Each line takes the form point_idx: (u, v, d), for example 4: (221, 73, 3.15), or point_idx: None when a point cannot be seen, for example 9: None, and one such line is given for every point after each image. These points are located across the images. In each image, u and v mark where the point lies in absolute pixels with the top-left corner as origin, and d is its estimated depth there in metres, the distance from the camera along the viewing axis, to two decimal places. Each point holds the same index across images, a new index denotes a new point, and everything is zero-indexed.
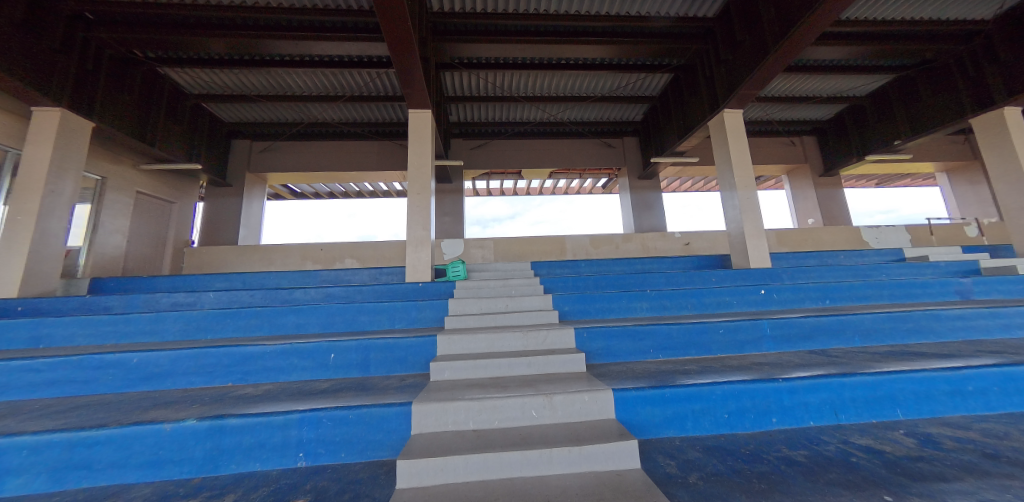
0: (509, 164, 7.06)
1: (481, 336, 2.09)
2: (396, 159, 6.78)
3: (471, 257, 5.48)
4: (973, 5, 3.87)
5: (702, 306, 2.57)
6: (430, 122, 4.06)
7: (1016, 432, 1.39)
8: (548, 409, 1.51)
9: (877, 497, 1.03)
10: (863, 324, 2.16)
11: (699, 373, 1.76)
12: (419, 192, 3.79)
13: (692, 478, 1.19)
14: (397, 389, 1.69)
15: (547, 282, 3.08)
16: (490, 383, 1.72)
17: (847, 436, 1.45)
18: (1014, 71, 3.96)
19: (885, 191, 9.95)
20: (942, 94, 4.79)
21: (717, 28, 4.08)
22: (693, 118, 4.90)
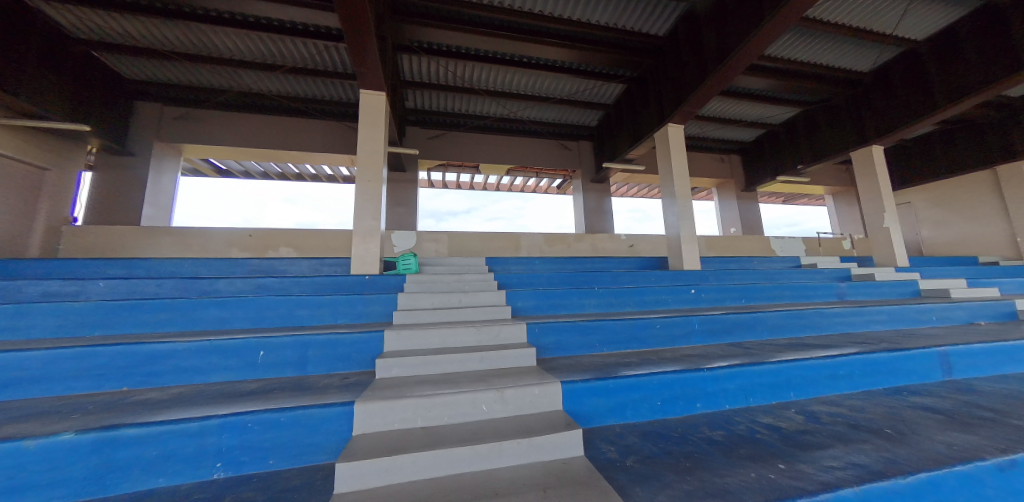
0: (466, 157, 6.95)
1: (432, 329, 2.05)
2: (342, 142, 6.27)
3: (424, 251, 5.29)
4: (855, 59, 4.72)
5: (644, 303, 2.80)
6: (384, 104, 3.82)
7: (872, 406, 1.74)
8: (499, 403, 1.53)
9: (774, 466, 1.23)
10: (770, 320, 2.52)
11: (638, 364, 1.93)
12: (372, 180, 3.56)
13: (629, 462, 1.30)
14: (338, 388, 1.58)
15: (502, 278, 3.11)
16: (442, 380, 1.70)
17: (755, 416, 1.70)
18: (882, 118, 4.95)
19: (787, 208, 11.65)
20: (833, 128, 5.76)
21: (667, 46, 4.40)
22: (643, 128, 5.24)
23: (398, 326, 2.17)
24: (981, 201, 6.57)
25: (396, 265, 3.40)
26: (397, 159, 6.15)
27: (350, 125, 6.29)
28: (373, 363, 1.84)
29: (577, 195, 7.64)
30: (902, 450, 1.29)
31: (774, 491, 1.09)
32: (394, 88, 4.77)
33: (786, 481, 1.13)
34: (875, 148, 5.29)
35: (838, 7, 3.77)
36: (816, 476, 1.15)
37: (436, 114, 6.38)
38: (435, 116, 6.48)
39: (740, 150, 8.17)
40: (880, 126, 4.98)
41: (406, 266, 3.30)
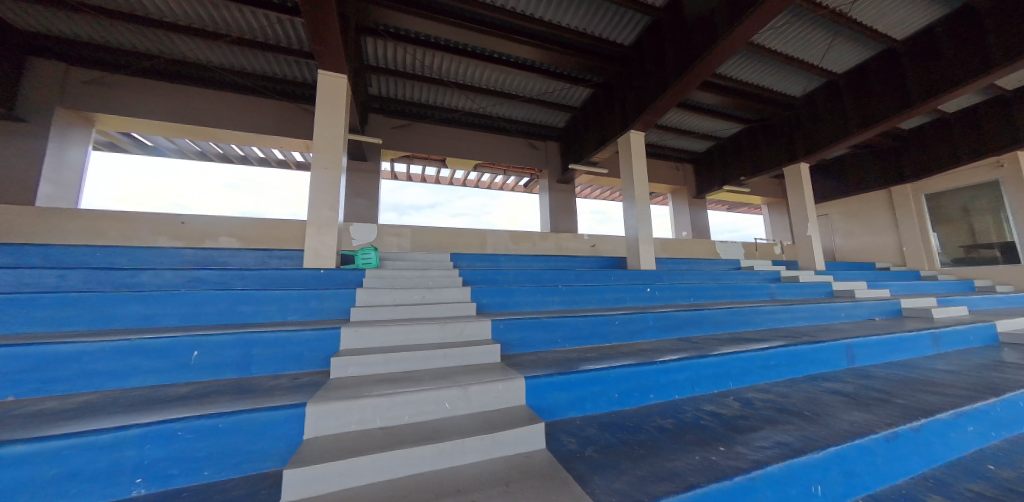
0: (432, 150, 6.75)
1: (393, 325, 1.97)
2: (296, 125, 5.81)
3: (386, 245, 5.08)
4: (789, 85, 5.29)
5: (605, 300, 2.93)
6: (345, 88, 3.60)
7: (795, 392, 1.98)
8: (463, 400, 1.52)
9: (715, 448, 1.36)
10: (714, 317, 2.76)
11: (599, 359, 2.01)
12: (330, 167, 3.34)
13: (589, 452, 1.36)
14: (288, 390, 1.47)
15: (467, 275, 3.09)
16: (403, 378, 1.65)
17: (700, 404, 1.85)
18: (810, 138, 5.60)
19: (728, 215, 12.81)
20: (770, 145, 6.40)
21: (631, 56, 4.62)
22: (607, 133, 5.45)
23: (356, 323, 2.06)
24: (878, 215, 7.74)
25: (355, 259, 3.24)
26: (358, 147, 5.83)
27: (305, 107, 5.84)
28: (328, 362, 1.73)
29: (543, 194, 7.77)
30: (816, 429, 1.48)
31: (716, 470, 1.20)
32: (356, 72, 4.50)
33: (725, 461, 1.25)
34: (801, 165, 6.03)
35: (777, 36, 4.20)
36: (749, 455, 1.28)
37: (401, 102, 6.12)
38: (400, 105, 6.22)
39: (692, 160, 8.78)
40: (808, 146, 5.63)
41: (366, 259, 3.15)
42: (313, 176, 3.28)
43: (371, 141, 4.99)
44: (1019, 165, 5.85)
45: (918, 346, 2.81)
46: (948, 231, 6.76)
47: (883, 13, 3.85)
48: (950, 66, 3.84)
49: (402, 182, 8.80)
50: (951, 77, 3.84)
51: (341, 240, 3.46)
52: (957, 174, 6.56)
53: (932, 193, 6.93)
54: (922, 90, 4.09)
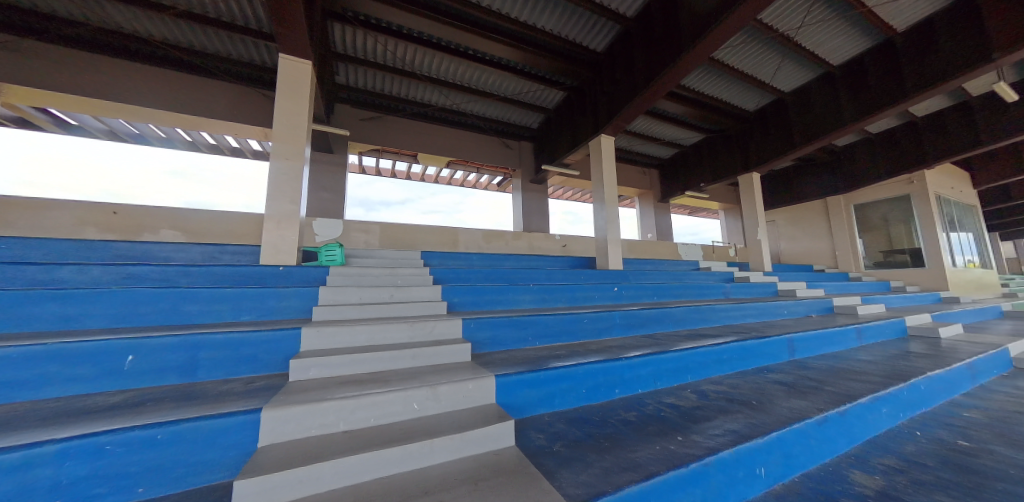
0: (403, 145, 6.58)
1: (360, 325, 1.91)
2: (254, 111, 5.43)
3: (352, 242, 4.90)
4: (745, 99, 5.69)
5: (574, 299, 3.02)
6: (310, 75, 3.42)
7: (744, 383, 2.14)
8: (432, 400, 1.51)
9: (674, 438, 1.45)
10: (675, 315, 2.92)
11: (567, 356, 2.07)
12: (293, 158, 3.18)
13: (557, 446, 1.41)
14: (242, 395, 1.39)
15: (437, 273, 3.05)
16: (370, 379, 1.60)
17: (661, 397, 1.96)
18: (764, 149, 6.04)
19: (689, 219, 13.55)
20: (729, 154, 6.85)
21: (603, 62, 4.76)
22: (580, 136, 5.58)
23: (320, 323, 1.98)
24: (816, 222, 8.48)
25: (319, 256, 3.10)
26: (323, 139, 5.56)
27: (264, 92, 5.47)
28: (288, 364, 1.65)
29: (516, 194, 7.80)
30: (762, 417, 1.62)
31: (674, 459, 1.28)
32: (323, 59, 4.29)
33: (682, 450, 1.34)
34: (754, 176, 6.65)
35: (734, 53, 4.51)
36: (704, 443, 1.38)
37: (370, 94, 5.91)
38: (370, 97, 6.01)
39: (657, 166, 9.16)
40: (762, 156, 6.08)
41: (331, 256, 3.02)
42: (274, 168, 3.10)
43: (339, 132, 4.78)
44: (925, 183, 6.78)
45: (846, 340, 3.15)
46: (871, 237, 7.62)
47: (823, 41, 4.27)
48: (878, 90, 4.31)
49: (370, 177, 8.50)
50: (878, 101, 4.32)
51: (303, 235, 3.29)
52: (876, 189, 7.50)
53: (859, 203, 7.76)
54: (855, 111, 4.57)
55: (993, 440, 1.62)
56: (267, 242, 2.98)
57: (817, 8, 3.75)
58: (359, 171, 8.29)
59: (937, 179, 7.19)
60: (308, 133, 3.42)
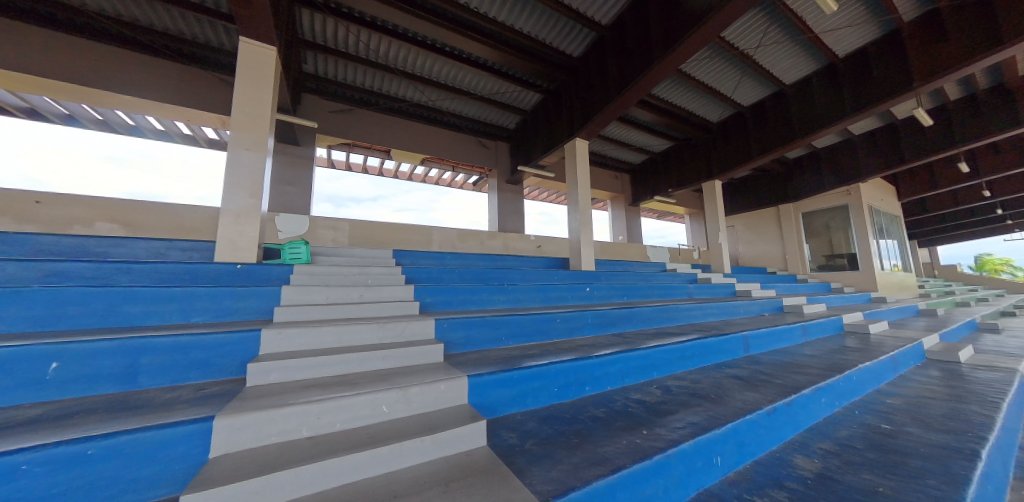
0: (375, 140, 6.38)
1: (328, 325, 1.85)
2: (210, 98, 5.02)
3: (318, 239, 4.69)
4: (709, 110, 6.01)
5: (548, 298, 3.07)
6: (275, 62, 3.24)
7: (705, 378, 2.27)
8: (402, 403, 1.48)
9: (640, 431, 1.52)
10: (643, 314, 3.04)
11: (540, 355, 2.10)
12: (255, 148, 3.01)
13: (528, 444, 1.43)
14: (192, 402, 1.30)
15: (409, 272, 3.00)
16: (336, 382, 1.55)
17: (629, 393, 2.03)
18: (725, 157, 6.40)
19: (656, 223, 14.09)
20: (694, 161, 7.18)
21: (579, 66, 4.86)
22: (555, 138, 5.66)
23: (283, 324, 1.89)
24: (769, 228, 9.12)
25: (283, 253, 2.95)
26: (289, 130, 5.29)
27: (221, 77, 5.07)
28: (245, 369, 1.56)
29: (491, 194, 7.77)
30: (719, 409, 1.73)
31: (640, 451, 1.33)
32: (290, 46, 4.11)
33: (648, 443, 1.40)
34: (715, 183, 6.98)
35: (700, 67, 4.77)
36: (667, 436, 1.45)
37: (340, 85, 5.68)
38: (341, 89, 5.79)
39: (629, 171, 9.45)
40: (723, 164, 6.45)
41: (295, 253, 2.88)
42: (234, 158, 2.92)
43: (306, 123, 4.56)
44: (861, 195, 7.56)
45: (794, 336, 3.42)
46: (815, 243, 8.32)
47: (778, 60, 4.62)
48: (824, 110, 4.71)
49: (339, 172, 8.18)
50: (824, 119, 4.72)
51: (265, 231, 3.11)
52: (821, 199, 8.23)
53: (806, 212, 8.44)
54: (805, 128, 4.97)
55: (911, 423, 1.84)
56: (224, 237, 2.79)
57: (772, 29, 4.07)
58: (328, 165, 7.96)
59: (870, 192, 8.02)
60: (273, 124, 3.25)
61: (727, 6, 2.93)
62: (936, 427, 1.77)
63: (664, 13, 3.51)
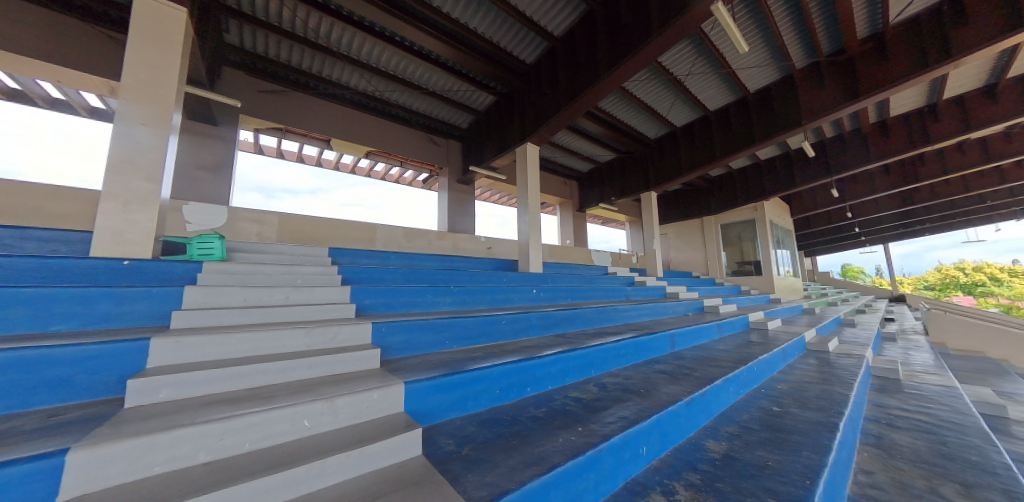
0: (312, 128, 4.89)
1: (233, 333, 1.39)
2: (82, 55, 3.44)
3: (237, 234, 3.62)
4: (645, 128, 6.05)
5: (494, 301, 2.87)
6: (186, 28, 2.38)
7: (636, 374, 2.09)
8: (328, 415, 1.12)
9: (575, 429, 1.27)
10: (584, 315, 2.91)
11: (483, 357, 1.74)
12: (154, 123, 2.19)
13: (466, 450, 1.13)
14: (35, 434, 0.88)
15: (345, 272, 2.59)
16: (247, 396, 1.15)
17: (570, 389, 1.78)
18: (659, 172, 6.51)
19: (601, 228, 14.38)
20: (630, 176, 7.21)
21: (531, 74, 4.49)
22: (503, 144, 5.23)
23: (181, 331, 1.44)
24: (693, 237, 9.62)
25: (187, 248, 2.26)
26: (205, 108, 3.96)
27: (108, 33, 3.57)
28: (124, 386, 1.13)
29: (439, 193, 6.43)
30: (645, 401, 1.57)
31: (580, 451, 1.09)
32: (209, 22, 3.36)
33: (582, 439, 1.17)
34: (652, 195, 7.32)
35: (642, 86, 4.78)
36: (599, 431, 1.24)
37: (279, 66, 4.36)
38: (265, 63, 4.30)
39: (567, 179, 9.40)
40: (657, 178, 6.54)
41: (206, 249, 2.22)
42: (116, 134, 2.08)
43: (231, 101, 3.67)
44: (765, 211, 8.46)
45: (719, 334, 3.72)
46: (730, 251, 9.07)
47: (703, 89, 4.85)
48: (741, 134, 5.09)
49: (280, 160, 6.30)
50: (740, 143, 5.12)
51: (162, 220, 2.27)
52: (734, 213, 9.00)
53: (724, 223, 9.15)
54: (724, 150, 5.33)
55: (795, 405, 1.91)
56: (101, 226, 1.99)
57: (700, 61, 4.24)
58: (257, 152, 6.01)
59: (773, 209, 8.96)
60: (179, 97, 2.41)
61: (663, 34, 2.98)
62: (811, 406, 1.87)
63: (610, 35, 3.43)
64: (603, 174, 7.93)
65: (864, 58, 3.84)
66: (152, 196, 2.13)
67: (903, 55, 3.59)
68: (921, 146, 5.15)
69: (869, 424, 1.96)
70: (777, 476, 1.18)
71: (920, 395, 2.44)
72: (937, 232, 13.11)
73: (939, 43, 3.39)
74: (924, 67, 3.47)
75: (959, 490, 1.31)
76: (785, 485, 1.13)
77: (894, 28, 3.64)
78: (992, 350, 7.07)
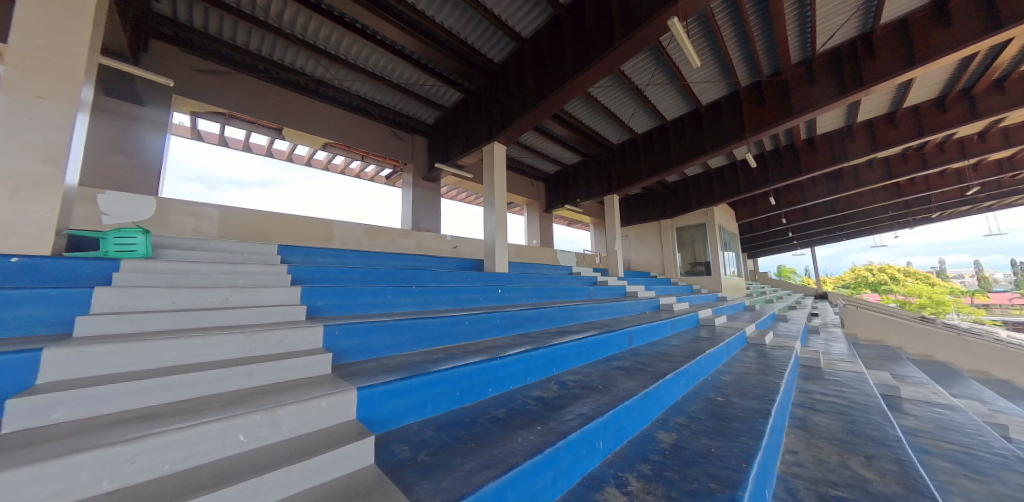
0: (261, 115, 4.52)
1: (156, 340, 1.24)
2: None
3: (168, 229, 3.25)
4: (608, 133, 6.29)
5: (458, 301, 2.83)
6: None
7: (596, 372, 2.16)
8: (267, 427, 1.04)
9: (534, 428, 1.29)
10: (548, 314, 2.95)
11: (444, 359, 1.71)
12: (56, 98, 1.89)
13: (422, 456, 1.10)
14: None
15: (295, 271, 2.42)
16: (170, 411, 1.03)
17: (532, 389, 1.81)
18: (621, 176, 6.79)
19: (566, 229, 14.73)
20: (594, 180, 7.45)
21: (498, 73, 4.49)
22: (470, 142, 5.17)
23: (90, 339, 1.26)
24: (651, 239, 10.15)
25: (102, 242, 1.98)
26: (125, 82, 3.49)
27: None
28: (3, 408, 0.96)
29: (403, 190, 6.21)
30: (602, 397, 1.63)
31: (537, 451, 1.10)
32: None
33: (541, 438, 1.19)
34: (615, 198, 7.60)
35: (606, 93, 4.96)
36: (557, 429, 1.26)
37: (222, 44, 3.96)
38: (204, 39, 3.89)
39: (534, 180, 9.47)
40: (620, 182, 6.83)
41: (125, 244, 1.96)
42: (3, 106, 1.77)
43: (162, 79, 3.27)
44: (714, 216, 9.12)
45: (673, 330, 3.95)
46: (684, 253, 9.67)
47: (661, 100, 5.14)
48: (694, 144, 5.46)
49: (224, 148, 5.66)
50: (693, 152, 5.49)
51: (67, 211, 1.97)
52: (687, 217, 9.62)
53: (679, 226, 9.75)
54: (680, 157, 5.67)
55: (736, 394, 2.09)
56: None
57: (658, 73, 4.49)
58: (195, 139, 5.30)
59: (721, 214, 9.69)
60: (92, 70, 2.11)
61: (624, 44, 3.12)
62: (749, 395, 2.05)
63: (575, 41, 3.52)
64: (569, 176, 8.10)
65: (797, 80, 4.28)
66: (56, 182, 1.84)
67: (826, 81, 4.06)
68: (839, 162, 5.86)
69: (796, 409, 2.19)
70: (719, 462, 1.28)
71: (836, 381, 2.78)
72: (853, 237, 14.94)
73: (854, 73, 3.88)
74: (843, 93, 3.94)
75: (863, 462, 1.50)
76: (725, 469, 1.22)
77: (821, 56, 4.09)
78: (892, 339, 8.20)
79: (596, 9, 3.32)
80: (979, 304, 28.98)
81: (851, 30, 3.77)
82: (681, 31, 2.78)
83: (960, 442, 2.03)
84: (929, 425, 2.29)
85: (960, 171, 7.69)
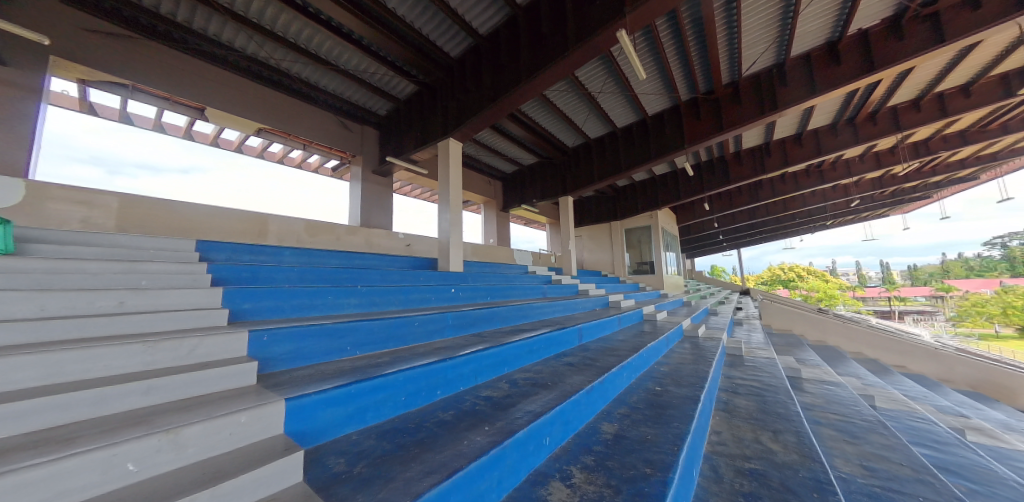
0: (178, 91, 3.94)
1: (14, 355, 1.02)
2: None
3: (45, 219, 2.67)
4: (564, 136, 6.47)
5: (408, 301, 2.72)
6: None
7: (546, 369, 2.22)
8: (167, 452, 0.91)
9: (482, 429, 1.29)
10: (501, 313, 2.96)
11: (388, 363, 1.63)
12: None
13: (359, 467, 1.04)
14: None
15: (217, 271, 2.15)
16: (27, 444, 0.84)
17: (482, 388, 1.80)
18: (575, 179, 7.04)
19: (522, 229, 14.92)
20: (550, 181, 7.63)
21: (453, 68, 4.40)
22: (425, 137, 5.01)
23: None
24: (602, 239, 10.67)
25: None
26: None
27: None
28: None
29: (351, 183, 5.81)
30: (550, 393, 1.68)
31: (482, 452, 1.10)
32: None
33: (487, 439, 1.19)
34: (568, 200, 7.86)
35: (561, 97, 5.11)
36: (504, 427, 1.28)
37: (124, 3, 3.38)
38: None
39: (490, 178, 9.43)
40: (574, 184, 7.07)
41: None
42: None
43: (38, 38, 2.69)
44: (658, 218, 9.84)
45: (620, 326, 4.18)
46: (631, 253, 10.30)
47: (611, 107, 5.43)
48: (641, 151, 5.84)
49: (127, 126, 4.78)
50: (640, 158, 5.87)
51: None
52: (634, 219, 10.26)
53: (627, 228, 10.36)
54: (628, 163, 6.04)
55: (672, 384, 2.28)
56: None
57: (608, 81, 4.73)
58: (87, 112, 4.38)
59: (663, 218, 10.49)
60: None
61: (577, 51, 3.24)
62: (682, 384, 2.24)
63: (531, 43, 3.57)
64: (526, 176, 8.20)
65: (726, 99, 4.79)
66: None
67: (749, 102, 4.59)
68: (759, 174, 6.66)
69: (720, 393, 2.45)
70: (653, 447, 1.39)
71: (754, 367, 3.16)
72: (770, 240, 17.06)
73: (770, 97, 4.44)
74: (762, 113, 4.49)
75: (771, 436, 1.72)
76: (658, 454, 1.33)
77: (745, 79, 4.61)
78: (798, 328, 9.52)
79: (551, 14, 3.40)
80: (860, 298, 34.81)
81: (768, 60, 4.31)
82: (628, 45, 2.96)
83: (842, 412, 2.42)
84: (820, 400, 2.71)
85: (847, 186, 9.20)
